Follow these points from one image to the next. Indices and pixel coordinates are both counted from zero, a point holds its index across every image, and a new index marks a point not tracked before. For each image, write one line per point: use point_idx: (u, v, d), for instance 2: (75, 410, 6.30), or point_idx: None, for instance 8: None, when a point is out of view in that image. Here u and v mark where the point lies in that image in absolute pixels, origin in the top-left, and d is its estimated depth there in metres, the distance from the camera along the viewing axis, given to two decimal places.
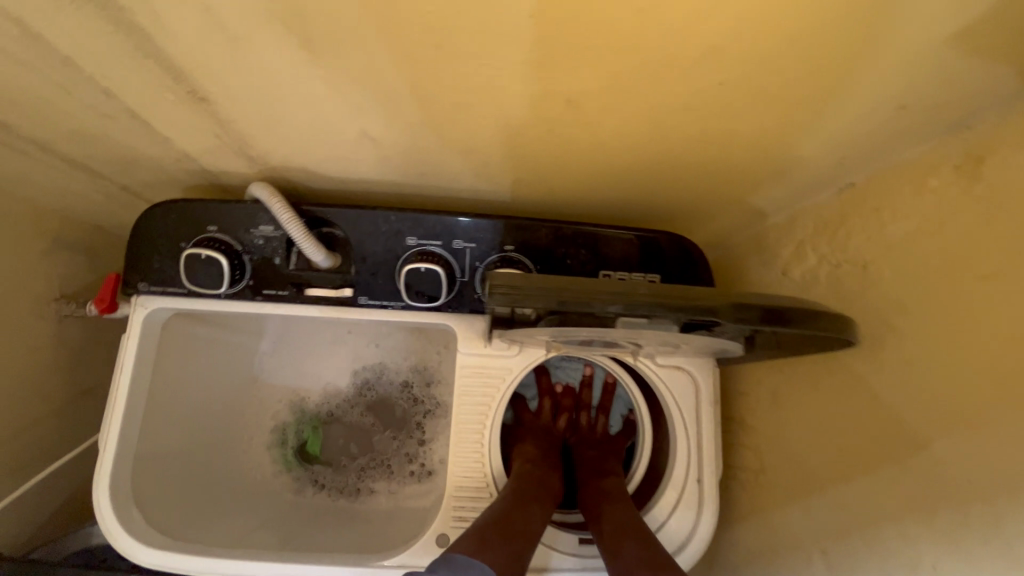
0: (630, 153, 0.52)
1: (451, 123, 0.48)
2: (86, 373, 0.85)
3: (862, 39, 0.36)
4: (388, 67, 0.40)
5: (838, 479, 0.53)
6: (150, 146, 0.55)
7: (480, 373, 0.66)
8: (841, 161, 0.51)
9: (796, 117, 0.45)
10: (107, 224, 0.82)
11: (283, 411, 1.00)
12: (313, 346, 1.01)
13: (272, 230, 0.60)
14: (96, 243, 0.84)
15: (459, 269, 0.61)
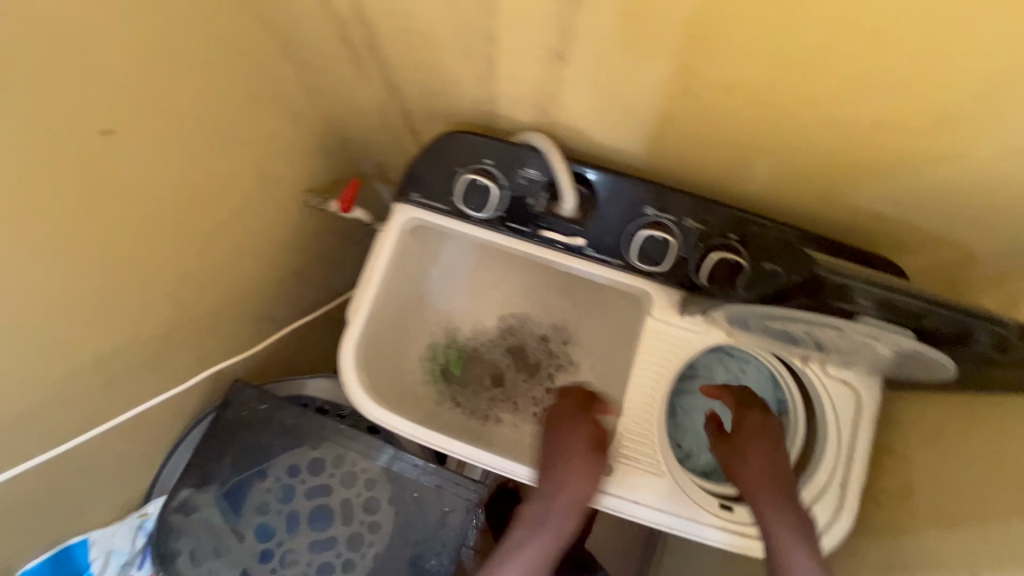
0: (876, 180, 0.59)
1: (739, 102, 0.55)
2: (305, 256, 1.03)
3: None
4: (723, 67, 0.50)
5: (978, 522, 0.57)
6: (464, 86, 0.68)
7: (666, 340, 0.75)
8: None
9: None
10: (354, 132, 0.95)
11: (438, 332, 1.12)
12: (476, 283, 1.12)
13: (536, 176, 0.70)
14: (336, 146, 0.98)
15: (680, 245, 0.69)
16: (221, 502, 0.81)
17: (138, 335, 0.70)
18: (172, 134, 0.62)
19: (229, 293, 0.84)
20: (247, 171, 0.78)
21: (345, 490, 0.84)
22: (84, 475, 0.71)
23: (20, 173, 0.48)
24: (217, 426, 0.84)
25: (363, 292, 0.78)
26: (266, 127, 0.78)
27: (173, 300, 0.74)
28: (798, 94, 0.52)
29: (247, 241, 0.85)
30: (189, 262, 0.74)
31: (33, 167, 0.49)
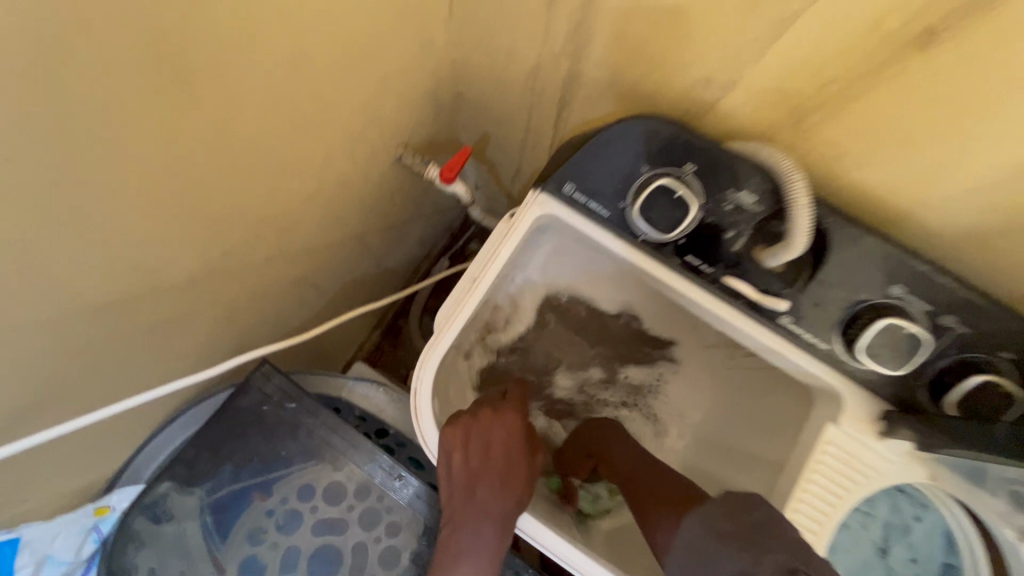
0: None
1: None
2: (373, 222, 0.83)
3: None
4: None
5: None
6: (691, 62, 0.49)
7: (850, 462, 0.55)
8: None
9: None
10: (476, 85, 0.75)
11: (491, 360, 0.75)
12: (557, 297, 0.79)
13: (752, 203, 0.50)
14: (450, 97, 0.78)
15: (928, 346, 0.49)
16: (205, 516, 0.61)
17: (152, 288, 0.50)
18: (282, 23, 0.42)
19: (279, 248, 0.65)
20: (352, 104, 0.59)
21: (361, 536, 0.63)
22: (40, 458, 0.50)
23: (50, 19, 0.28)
24: (227, 413, 0.64)
25: (463, 293, 0.59)
26: (388, 49, 0.58)
27: (215, 245, 0.54)
28: None
29: (318, 189, 0.64)
30: (246, 203, 0.54)
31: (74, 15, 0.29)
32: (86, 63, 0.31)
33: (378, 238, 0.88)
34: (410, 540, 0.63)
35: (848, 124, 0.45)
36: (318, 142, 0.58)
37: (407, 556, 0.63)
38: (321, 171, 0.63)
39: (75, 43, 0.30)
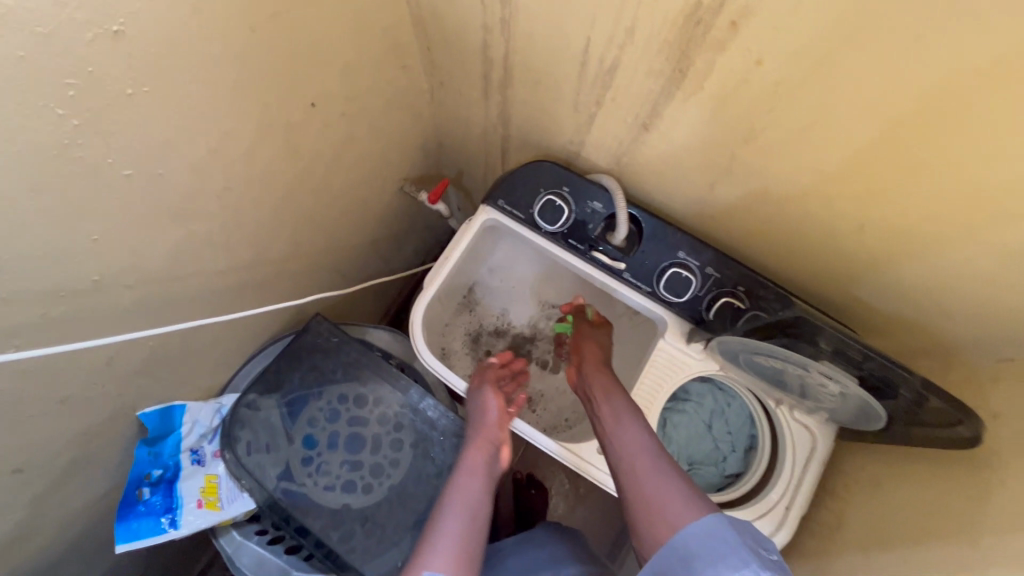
0: (831, 279, 0.81)
1: (767, 201, 0.73)
2: (384, 232, 1.22)
3: (995, 285, 0.64)
4: (753, 168, 0.69)
5: (857, 543, 0.79)
6: (559, 131, 0.88)
7: (670, 358, 0.93)
8: (939, 353, 0.79)
9: (944, 309, 0.72)
10: (448, 140, 1.15)
11: (466, 313, 1.18)
12: (508, 286, 1.20)
13: (600, 208, 0.89)
14: (432, 148, 1.18)
15: (698, 284, 0.88)
16: (282, 409, 0.98)
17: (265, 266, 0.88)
18: (335, 113, 0.82)
19: (328, 247, 1.03)
20: (370, 155, 0.99)
21: (379, 426, 1.01)
22: (195, 363, 0.86)
23: (254, 126, 0.68)
24: (293, 347, 1.01)
25: (441, 264, 0.99)
26: (392, 122, 0.98)
27: (297, 242, 0.93)
28: (798, 202, 0.70)
29: (350, 208, 1.03)
30: (312, 214, 0.93)
31: (262, 122, 0.68)
32: (261, 142, 0.71)
33: (387, 244, 1.26)
34: (408, 426, 1.01)
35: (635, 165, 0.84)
36: (351, 179, 0.98)
37: (406, 437, 1.01)
38: (353, 196, 1.02)
39: (260, 133, 0.69)
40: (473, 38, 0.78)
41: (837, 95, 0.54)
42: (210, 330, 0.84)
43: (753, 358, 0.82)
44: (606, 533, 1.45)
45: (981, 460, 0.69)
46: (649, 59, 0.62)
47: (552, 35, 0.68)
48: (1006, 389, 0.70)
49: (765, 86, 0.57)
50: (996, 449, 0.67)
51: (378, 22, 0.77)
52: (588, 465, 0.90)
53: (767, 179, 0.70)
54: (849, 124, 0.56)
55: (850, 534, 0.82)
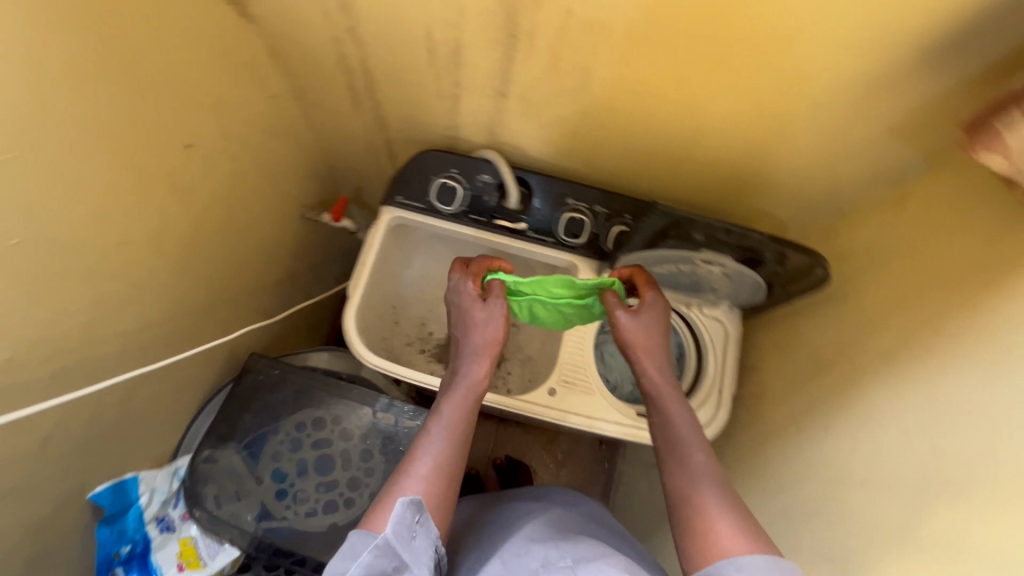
0: (698, 188, 0.93)
1: (623, 132, 0.84)
2: (299, 262, 1.24)
3: (808, 152, 0.79)
4: (601, 106, 0.80)
5: (778, 395, 0.93)
6: (434, 119, 0.95)
7: None
8: (795, 223, 0.94)
9: (786, 185, 0.87)
10: (337, 158, 1.19)
11: (399, 314, 1.26)
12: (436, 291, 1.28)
13: (489, 179, 0.98)
14: (326, 171, 1.21)
15: (592, 222, 0.97)
16: (241, 453, 0.98)
17: (185, 317, 0.88)
18: (212, 151, 0.83)
19: (245, 287, 1.04)
20: (264, 187, 1.01)
21: (344, 441, 1.02)
22: (134, 430, 0.84)
23: (132, 174, 0.69)
24: (237, 391, 1.01)
25: (359, 270, 1.03)
26: (276, 151, 1.00)
27: (211, 287, 0.93)
28: (647, 126, 0.82)
29: (257, 244, 1.05)
30: (220, 257, 0.94)
31: (139, 169, 0.70)
32: (145, 190, 0.72)
33: (305, 273, 1.28)
34: (373, 433, 1.03)
35: (510, 134, 0.93)
36: (251, 215, 0.99)
37: (374, 443, 1.03)
38: (258, 231, 1.04)
39: (140, 179, 0.70)
40: (328, 51, 0.83)
41: (637, 25, 0.64)
42: (141, 393, 0.83)
43: (654, 267, 0.93)
44: (596, 481, 1.55)
45: (843, 294, 0.84)
46: (484, 29, 0.70)
47: (396, 33, 0.75)
48: (846, 233, 0.85)
49: (583, 30, 0.67)
50: (849, 283, 0.83)
51: (231, 55, 0.80)
52: (545, 412, 0.97)
53: (616, 114, 0.81)
54: (656, 47, 0.67)
55: (772, 391, 0.96)
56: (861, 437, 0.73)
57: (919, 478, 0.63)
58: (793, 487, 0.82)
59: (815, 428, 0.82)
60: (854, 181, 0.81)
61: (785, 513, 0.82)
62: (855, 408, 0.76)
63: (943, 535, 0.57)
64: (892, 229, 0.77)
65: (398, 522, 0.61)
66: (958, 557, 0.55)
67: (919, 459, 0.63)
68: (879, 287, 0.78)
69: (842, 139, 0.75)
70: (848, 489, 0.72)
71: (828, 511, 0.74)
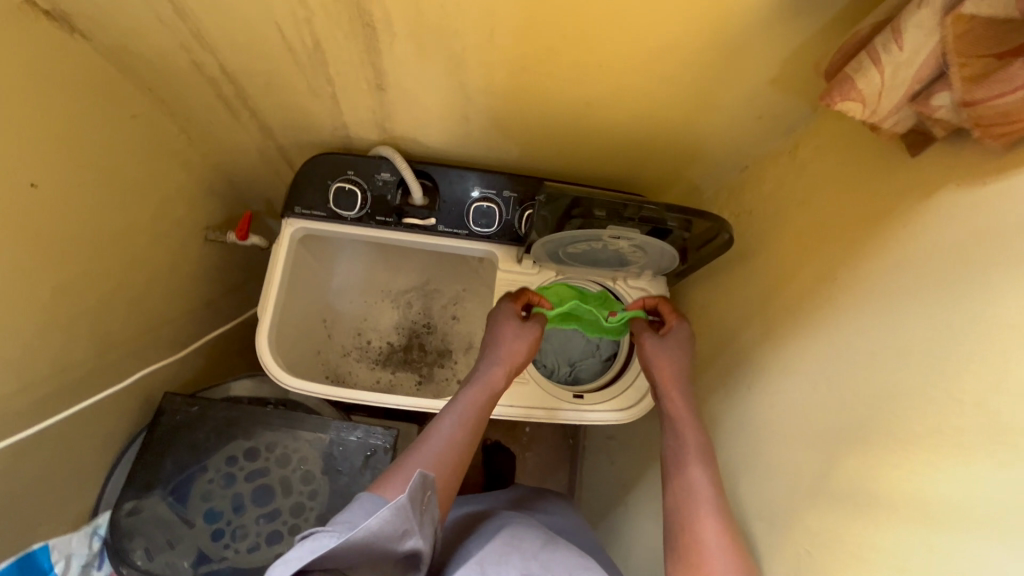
0: (603, 162, 0.91)
1: (514, 114, 0.81)
2: (212, 288, 1.17)
3: (698, 113, 0.77)
4: (484, 90, 0.76)
5: (706, 358, 0.94)
6: (321, 122, 0.89)
7: (511, 283, 1.00)
8: (703, 185, 0.94)
9: (686, 148, 0.85)
10: (235, 174, 1.12)
11: (333, 328, 1.22)
12: (368, 299, 1.26)
13: (389, 176, 0.93)
14: (226, 187, 1.14)
15: (502, 210, 0.94)
16: (167, 500, 0.92)
17: (72, 368, 0.81)
18: (70, 187, 0.76)
19: (147, 324, 0.97)
20: (150, 217, 0.94)
21: (281, 468, 0.98)
22: (34, 496, 0.79)
23: None
24: (155, 436, 0.95)
25: (268, 288, 0.97)
26: (156, 176, 0.93)
27: (101, 331, 0.86)
28: (535, 105, 0.79)
29: (154, 277, 0.97)
30: (108, 298, 0.87)
31: None
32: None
33: (222, 298, 1.21)
34: (311, 454, 0.99)
35: (402, 128, 0.88)
36: (139, 247, 0.92)
37: (314, 465, 0.99)
38: (152, 264, 0.96)
39: None
40: (182, 62, 0.76)
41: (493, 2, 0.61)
42: (33, 456, 0.77)
43: (569, 246, 0.90)
44: (562, 460, 1.56)
45: (752, 251, 0.85)
46: (337, 21, 0.65)
47: (247, 35, 0.69)
48: (750, 190, 0.85)
49: (441, 12, 0.62)
50: (756, 240, 0.84)
51: (69, 79, 0.72)
52: None
53: (502, 95, 0.77)
54: (519, 23, 0.63)
55: (701, 355, 0.96)
56: (780, 392, 0.73)
57: (830, 428, 0.63)
58: (728, 451, 0.82)
59: (740, 388, 0.82)
60: (748, 137, 0.80)
61: (721, 476, 0.82)
62: (772, 364, 0.76)
63: (858, 485, 0.57)
64: (788, 182, 0.77)
65: (416, 487, 0.58)
66: (879, 507, 0.54)
67: (829, 409, 0.64)
68: (781, 241, 0.78)
69: (728, 97, 0.73)
70: (772, 447, 0.73)
71: (755, 470, 0.75)
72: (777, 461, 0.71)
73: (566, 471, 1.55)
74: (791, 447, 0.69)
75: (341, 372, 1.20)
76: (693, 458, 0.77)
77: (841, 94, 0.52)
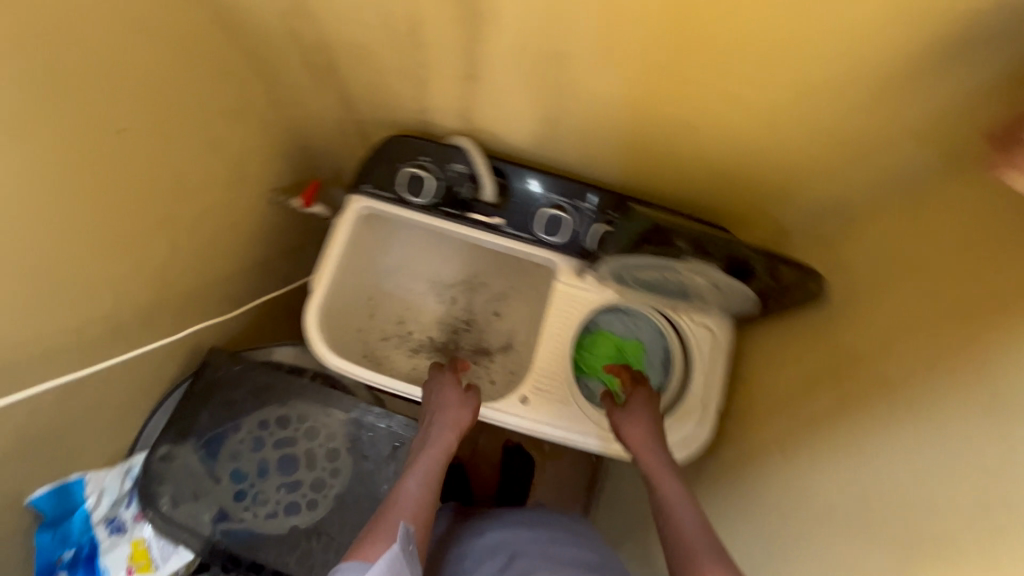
0: (689, 186, 0.85)
1: (605, 123, 0.76)
2: (270, 249, 1.18)
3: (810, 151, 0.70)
4: (579, 93, 0.71)
5: (763, 412, 0.87)
6: (403, 102, 0.87)
7: (568, 297, 0.95)
8: (794, 227, 0.86)
9: (785, 185, 0.78)
10: (310, 141, 1.11)
11: (378, 308, 1.21)
12: (414, 288, 1.25)
13: (463, 169, 0.90)
14: (299, 152, 1.14)
15: (573, 221, 0.90)
16: (199, 452, 0.94)
17: (132, 311, 0.83)
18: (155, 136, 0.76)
19: (207, 276, 0.99)
20: (224, 174, 0.94)
21: (309, 440, 0.98)
22: (80, 428, 0.81)
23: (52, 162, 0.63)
24: (197, 388, 0.97)
25: (325, 262, 0.96)
26: (236, 134, 0.93)
27: (163, 279, 0.88)
28: (631, 117, 0.73)
29: (219, 232, 0.99)
30: (174, 247, 0.88)
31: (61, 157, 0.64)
32: (70, 178, 0.66)
33: (278, 260, 1.22)
34: (339, 433, 0.98)
35: (484, 120, 0.84)
36: (210, 202, 0.93)
37: (340, 443, 0.98)
38: (219, 219, 0.97)
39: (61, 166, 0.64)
40: (279, 25, 0.75)
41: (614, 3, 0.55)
42: (85, 390, 0.79)
43: (637, 271, 0.84)
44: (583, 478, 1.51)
45: (840, 309, 0.77)
46: (442, 3, 0.61)
47: (348, 6, 0.67)
48: (850, 242, 0.77)
49: (554, 6, 0.58)
50: (847, 298, 0.75)
51: (171, 28, 0.72)
52: (513, 421, 0.92)
53: (599, 101, 0.72)
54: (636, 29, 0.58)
55: (758, 408, 0.89)
56: (852, 475, 0.66)
57: (912, 533, 0.56)
58: (776, 522, 0.75)
59: (802, 458, 0.75)
60: (861, 185, 0.72)
61: (764, 547, 0.76)
62: (846, 440, 0.69)
63: None
64: (900, 243, 0.69)
65: (402, 543, 0.58)
66: None
67: (913, 511, 0.56)
68: (879, 305, 0.70)
69: (849, 138, 0.65)
70: (832, 532, 0.66)
71: (807, 552, 0.68)
72: (837, 550, 0.64)
73: (585, 489, 1.50)
74: (857, 539, 0.62)
75: (379, 353, 1.19)
76: (698, 553, 0.61)
77: (1009, 163, 0.44)
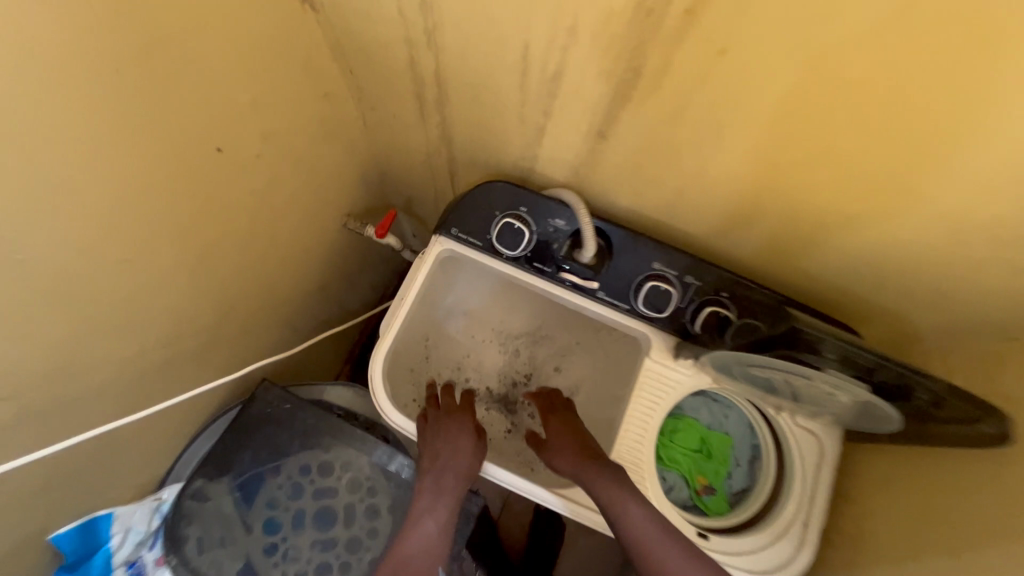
0: (820, 276, 0.75)
1: (742, 200, 0.67)
2: (333, 274, 1.11)
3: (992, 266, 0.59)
4: (723, 167, 0.63)
5: (875, 547, 0.75)
6: (508, 147, 0.80)
7: (659, 377, 0.85)
8: (938, 338, 0.74)
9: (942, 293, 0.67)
10: (391, 168, 1.06)
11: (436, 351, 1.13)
12: (475, 332, 1.17)
13: (563, 225, 0.82)
14: (378, 177, 1.08)
15: (678, 296, 0.81)
16: (234, 493, 0.87)
17: (189, 336, 0.76)
18: (249, 157, 0.71)
19: (269, 301, 0.92)
20: (305, 197, 0.89)
21: (350, 494, 0.89)
22: (115, 458, 0.74)
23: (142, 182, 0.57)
24: (240, 421, 0.90)
25: (398, 305, 0.89)
26: (324, 158, 0.88)
27: (227, 302, 0.82)
28: (776, 200, 0.64)
29: (289, 256, 0.93)
30: (243, 271, 0.82)
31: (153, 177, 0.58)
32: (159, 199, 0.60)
33: (338, 285, 1.16)
34: (384, 491, 0.88)
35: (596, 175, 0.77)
36: (286, 225, 0.87)
37: (384, 503, 0.88)
38: (292, 243, 0.91)
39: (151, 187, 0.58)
40: (398, 55, 0.69)
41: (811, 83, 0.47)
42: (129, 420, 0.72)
43: (755, 363, 0.73)
44: None
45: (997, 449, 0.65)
46: (596, 57, 0.54)
47: (482, 46, 0.60)
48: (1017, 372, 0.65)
49: (733, 77, 0.50)
50: None
51: (287, 48, 0.67)
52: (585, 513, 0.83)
53: (745, 176, 0.63)
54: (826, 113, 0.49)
55: (867, 539, 0.77)
56: None
57: None
58: None
59: None
60: None
61: None
62: None
63: None
64: None
65: None
66: None
67: None
68: None
69: None
70: None
71: None
72: None
73: None
74: None
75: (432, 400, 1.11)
76: None
77: None
